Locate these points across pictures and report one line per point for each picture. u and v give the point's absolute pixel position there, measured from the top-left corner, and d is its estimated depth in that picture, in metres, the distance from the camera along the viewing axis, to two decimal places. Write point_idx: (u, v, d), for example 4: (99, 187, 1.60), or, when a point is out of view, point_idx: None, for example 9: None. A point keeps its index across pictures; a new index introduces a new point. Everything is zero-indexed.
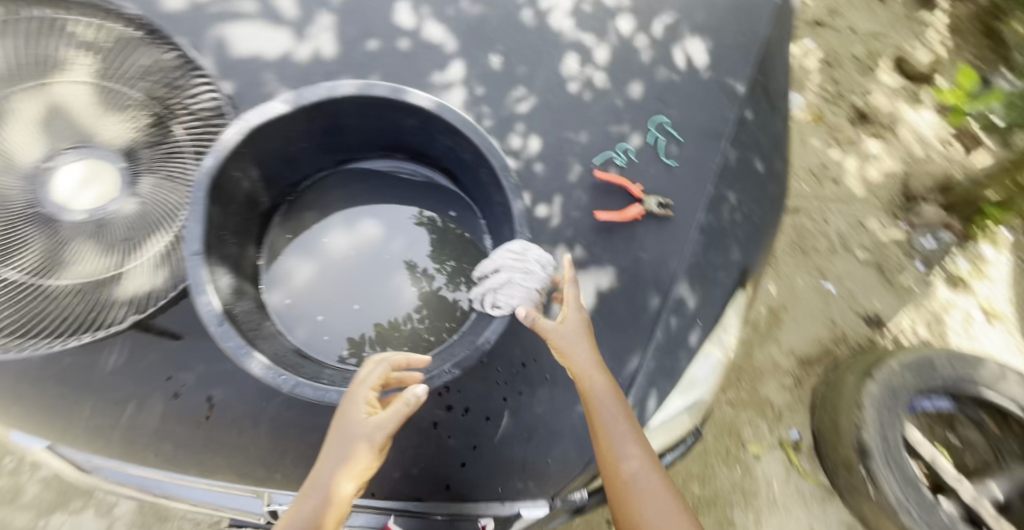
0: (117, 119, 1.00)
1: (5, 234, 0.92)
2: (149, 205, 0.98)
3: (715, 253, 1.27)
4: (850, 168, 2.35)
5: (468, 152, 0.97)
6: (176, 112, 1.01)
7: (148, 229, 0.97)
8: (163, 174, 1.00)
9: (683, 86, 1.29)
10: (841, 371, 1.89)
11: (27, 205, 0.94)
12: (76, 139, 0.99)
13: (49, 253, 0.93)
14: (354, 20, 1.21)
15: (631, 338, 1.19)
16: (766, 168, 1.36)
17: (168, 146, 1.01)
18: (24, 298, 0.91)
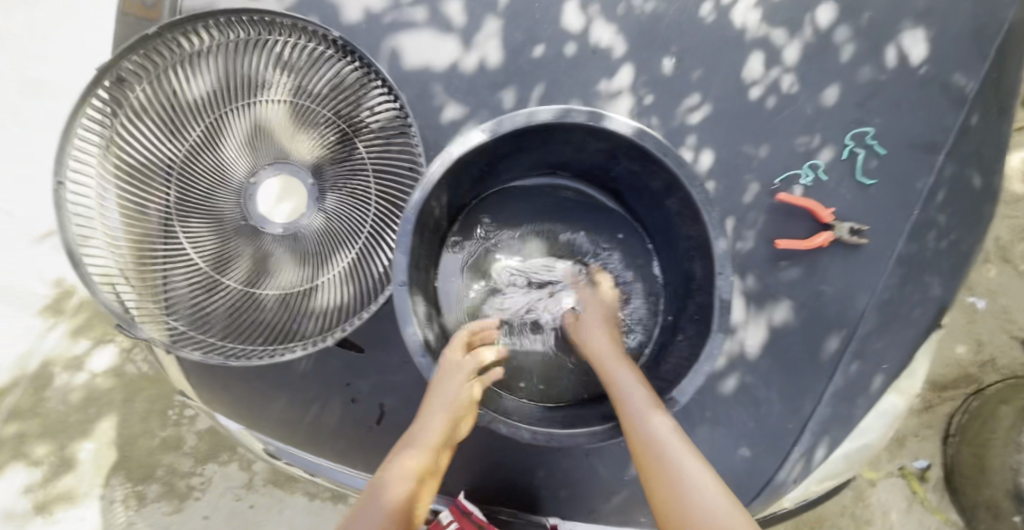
0: (308, 137, 1.01)
1: (222, 246, 1.00)
2: (335, 221, 1.01)
3: (911, 289, 1.10)
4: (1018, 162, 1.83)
5: (658, 180, 0.91)
6: (360, 129, 1.01)
7: (337, 245, 1.00)
8: (346, 192, 1.02)
9: (891, 91, 1.11)
10: (997, 402, 1.59)
11: (239, 217, 1.01)
12: (271, 155, 1.02)
13: (255, 264, 1.00)
14: (519, 21, 1.14)
15: (804, 381, 1.09)
16: (985, 185, 1.12)
17: (351, 163, 1.02)
18: (238, 307, 0.99)
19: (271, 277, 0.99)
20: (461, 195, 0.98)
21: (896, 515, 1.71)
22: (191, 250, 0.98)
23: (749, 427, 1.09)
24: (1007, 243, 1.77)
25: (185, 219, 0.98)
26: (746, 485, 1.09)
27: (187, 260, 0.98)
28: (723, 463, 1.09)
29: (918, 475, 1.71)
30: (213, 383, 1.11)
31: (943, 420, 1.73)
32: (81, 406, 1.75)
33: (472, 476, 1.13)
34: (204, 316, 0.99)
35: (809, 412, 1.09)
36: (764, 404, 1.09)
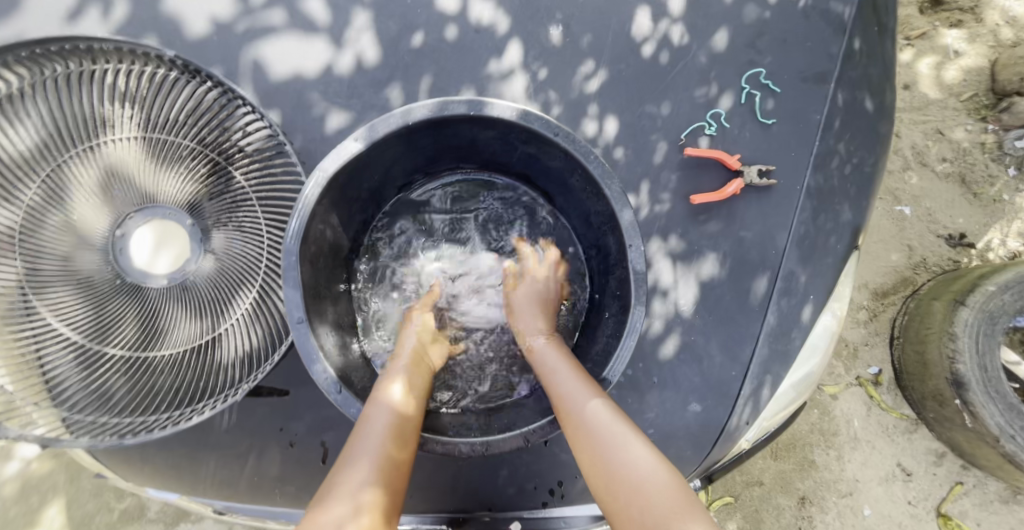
0: (173, 173, 0.91)
1: (101, 311, 0.89)
2: (226, 260, 0.92)
3: (824, 219, 1.12)
4: (925, 68, 1.90)
5: (556, 159, 0.86)
6: (231, 156, 0.92)
7: (233, 286, 0.92)
8: (233, 228, 0.93)
9: (779, 26, 1.11)
10: (924, 299, 1.68)
11: (113, 276, 0.90)
12: (133, 199, 0.91)
13: (143, 324, 0.91)
14: (390, 10, 1.05)
15: (742, 328, 1.10)
16: (878, 105, 1.14)
17: (231, 195, 0.92)
18: (136, 374, 0.90)
19: (164, 335, 0.91)
20: (356, 209, 0.91)
21: (858, 423, 1.79)
22: (59, 324, 0.87)
23: (696, 382, 1.09)
24: (922, 149, 1.85)
25: (42, 291, 0.86)
26: (704, 440, 1.08)
27: (59, 335, 0.87)
28: (677, 422, 1.08)
29: (873, 380, 1.80)
30: (132, 455, 1.02)
31: (888, 325, 1.80)
32: (19, 498, 1.65)
33: (441, 488, 1.10)
34: (98, 393, 0.89)
35: (750, 356, 1.09)
36: (708, 358, 1.09)
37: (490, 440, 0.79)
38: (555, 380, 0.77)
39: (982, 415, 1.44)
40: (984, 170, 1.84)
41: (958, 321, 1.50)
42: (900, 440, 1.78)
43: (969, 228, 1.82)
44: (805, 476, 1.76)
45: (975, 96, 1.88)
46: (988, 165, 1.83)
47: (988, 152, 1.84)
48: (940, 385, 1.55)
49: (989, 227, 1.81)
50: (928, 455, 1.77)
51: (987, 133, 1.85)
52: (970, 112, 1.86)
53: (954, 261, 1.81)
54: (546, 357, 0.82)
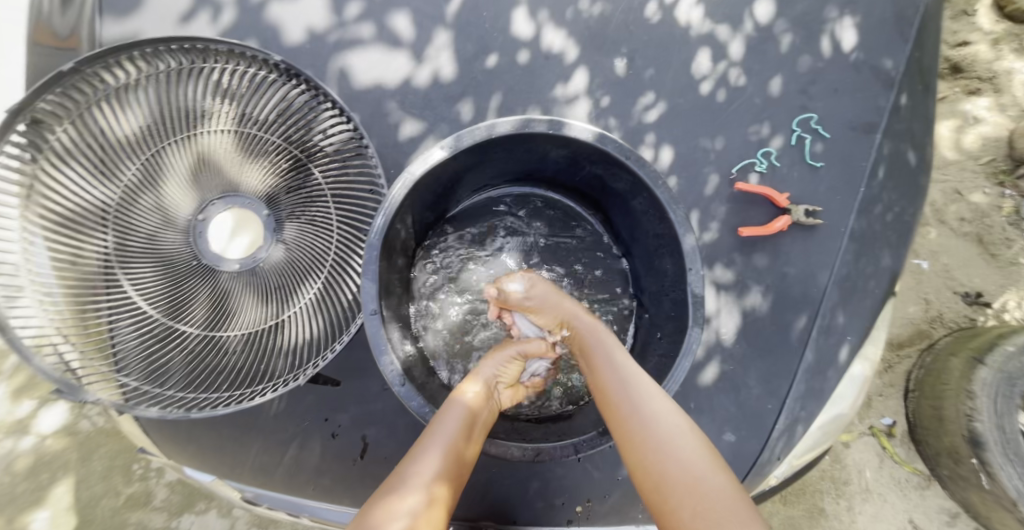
0: (257, 166, 0.96)
1: (175, 289, 0.93)
2: (295, 251, 0.95)
3: (865, 262, 1.15)
4: (945, 131, 1.96)
5: (622, 182, 0.91)
6: (313, 155, 0.97)
7: (300, 276, 0.95)
8: (305, 220, 0.96)
9: (830, 76, 1.17)
10: (943, 353, 1.69)
11: (190, 258, 0.94)
12: (220, 189, 0.96)
13: (213, 304, 0.94)
14: (469, 32, 1.12)
15: (779, 362, 1.12)
16: (919, 159, 1.19)
17: (308, 191, 0.97)
18: (200, 353, 0.93)
19: (232, 318, 0.93)
20: (427, 214, 0.96)
21: (870, 474, 1.77)
22: (138, 299, 0.92)
23: (731, 411, 1.11)
24: (941, 207, 1.90)
25: (128, 266, 0.91)
26: (734, 469, 1.09)
27: (135, 309, 0.92)
28: None
29: (886, 431, 1.80)
30: (183, 435, 1.05)
31: (903, 377, 1.82)
32: (28, 474, 1.65)
33: (471, 496, 1.11)
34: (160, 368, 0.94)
35: (785, 390, 1.11)
36: (744, 389, 1.11)
37: (543, 447, 0.80)
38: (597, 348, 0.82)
39: (999, 476, 1.43)
40: (1001, 231, 1.88)
41: (976, 380, 1.50)
42: (913, 495, 1.76)
43: (986, 288, 1.85)
44: (815, 523, 1.73)
45: (993, 161, 1.94)
46: (1006, 228, 1.88)
47: (1006, 216, 1.89)
48: (956, 442, 1.54)
49: (1007, 289, 1.84)
50: (941, 513, 1.75)
51: (1005, 197, 1.90)
52: (989, 178, 1.92)
53: (970, 319, 1.83)
54: (597, 338, 0.84)
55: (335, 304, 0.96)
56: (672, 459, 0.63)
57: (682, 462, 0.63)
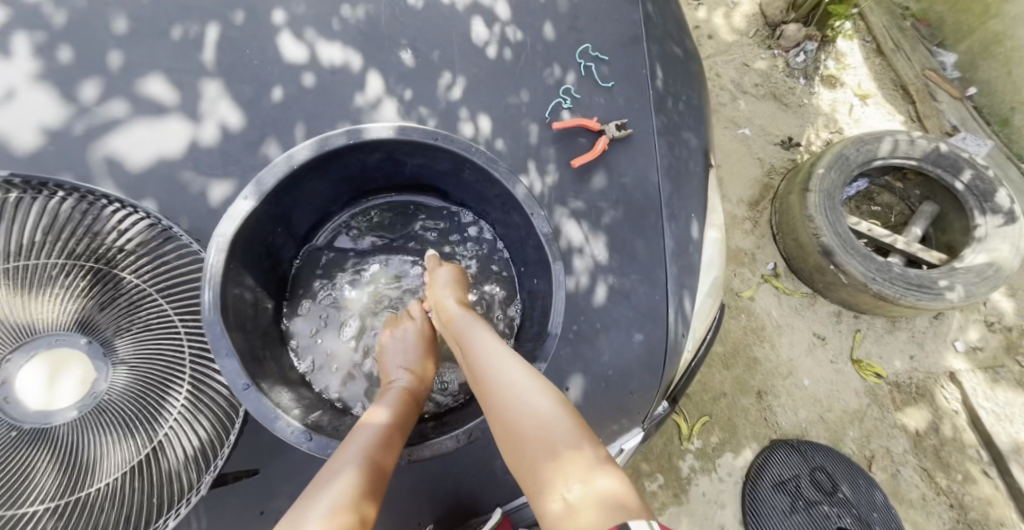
0: (50, 294, 0.82)
1: (0, 473, 0.75)
2: (142, 365, 0.83)
3: (679, 149, 1.31)
4: (718, 21, 2.32)
5: (444, 161, 0.93)
6: (114, 258, 0.86)
7: (160, 388, 0.84)
8: (138, 329, 0.85)
9: (589, 6, 1.30)
10: (787, 190, 1.98)
11: (4, 430, 0.76)
12: (12, 337, 0.79)
13: (56, 465, 0.77)
14: (241, 75, 1.06)
15: (651, 257, 1.24)
16: (683, 51, 1.39)
17: (128, 298, 0.86)
18: (69, 526, 0.77)
19: (91, 468, 0.79)
20: (267, 268, 0.91)
21: (776, 312, 2.02)
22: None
23: (632, 316, 1.21)
24: (738, 79, 2.24)
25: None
26: (655, 362, 1.20)
27: None
28: (628, 357, 1.19)
29: (773, 274, 2.06)
30: None
31: (769, 226, 2.10)
32: None
33: (442, 508, 1.09)
34: None
35: (665, 278, 1.24)
36: (634, 292, 1.22)
37: (472, 427, 0.83)
38: (465, 334, 0.84)
39: (851, 269, 1.75)
40: (784, 84, 2.25)
41: (811, 206, 1.81)
42: (809, 314, 2.03)
43: (791, 131, 2.20)
44: (754, 372, 1.92)
45: (759, 33, 2.32)
46: (786, 81, 2.25)
47: (783, 71, 2.26)
48: (817, 259, 1.83)
49: (804, 126, 2.20)
50: (831, 316, 2.04)
51: (776, 57, 2.28)
52: (760, 45, 2.30)
53: (790, 159, 2.16)
54: (465, 324, 0.86)
55: (209, 398, 0.87)
56: (529, 418, 0.67)
57: (538, 424, 0.66)
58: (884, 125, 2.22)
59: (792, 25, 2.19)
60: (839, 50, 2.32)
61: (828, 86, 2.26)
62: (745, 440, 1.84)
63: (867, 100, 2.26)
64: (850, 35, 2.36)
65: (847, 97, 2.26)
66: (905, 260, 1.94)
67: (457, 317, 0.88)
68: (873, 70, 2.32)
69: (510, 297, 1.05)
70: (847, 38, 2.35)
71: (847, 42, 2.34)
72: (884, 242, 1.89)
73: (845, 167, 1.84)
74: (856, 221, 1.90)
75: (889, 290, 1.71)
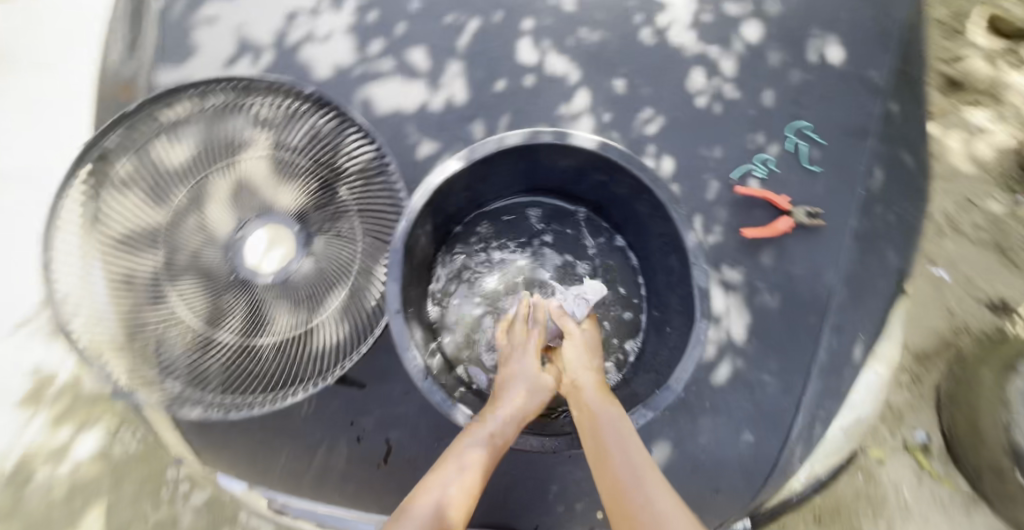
0: (291, 185, 1.06)
1: (216, 301, 1.01)
2: (325, 263, 1.04)
3: (871, 259, 1.18)
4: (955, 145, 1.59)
5: (625, 187, 0.97)
6: (340, 174, 1.06)
7: (328, 286, 1.03)
8: (333, 234, 1.06)
9: (821, 88, 1.24)
10: None
11: (229, 272, 1.03)
12: (258, 208, 1.06)
13: (248, 313, 1.01)
14: (479, 62, 1.23)
15: (795, 360, 1.12)
16: (918, 163, 1.23)
17: (335, 207, 1.07)
18: (236, 360, 0.99)
19: (267, 324, 1.00)
20: (444, 222, 1.03)
21: None
22: (183, 311, 0.99)
23: (749, 411, 1.10)
24: None
25: (178, 281, 0.99)
26: (756, 471, 1.09)
27: (179, 319, 0.98)
28: (729, 451, 1.09)
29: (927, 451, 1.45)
30: (220, 446, 1.11)
31: None
32: None
33: (488, 500, 1.11)
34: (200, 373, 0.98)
35: (802, 388, 1.11)
36: (761, 387, 1.11)
37: (559, 441, 0.83)
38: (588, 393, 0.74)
39: None
40: None
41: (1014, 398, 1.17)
42: None
43: None
44: None
45: None
46: None
47: None
48: None
49: None
50: None
51: None
52: None
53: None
54: (587, 384, 0.76)
55: (359, 309, 1.02)
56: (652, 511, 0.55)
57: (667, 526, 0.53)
58: None
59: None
60: None
61: None
62: None
63: None
64: None
65: None
66: None
67: (580, 373, 0.79)
68: None
69: (635, 333, 1.04)
70: None
71: None
72: None
73: None
74: None
75: None
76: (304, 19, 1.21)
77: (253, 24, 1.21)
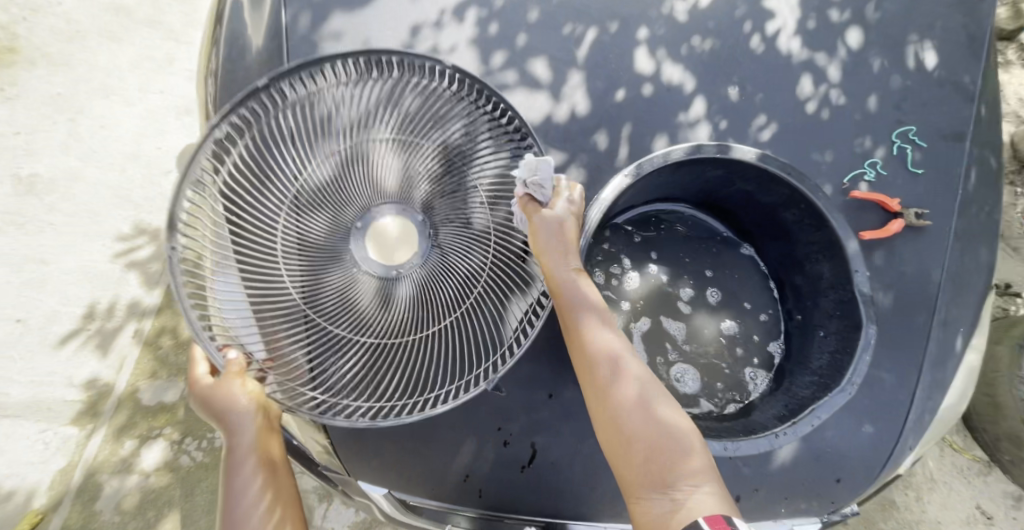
0: (417, 166, 0.79)
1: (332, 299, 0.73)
2: (460, 254, 0.79)
3: (968, 258, 1.25)
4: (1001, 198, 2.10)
5: (774, 197, 1.06)
6: (477, 158, 0.84)
7: (470, 276, 0.79)
8: (467, 224, 0.81)
9: (919, 92, 1.30)
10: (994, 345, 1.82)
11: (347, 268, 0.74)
12: (375, 193, 0.78)
13: (391, 307, 0.75)
14: (599, 71, 1.24)
15: (907, 354, 1.18)
16: (998, 164, 1.32)
17: (468, 194, 0.82)
18: (370, 371, 0.74)
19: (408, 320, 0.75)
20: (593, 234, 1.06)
21: (932, 464, 1.94)
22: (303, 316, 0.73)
23: (869, 405, 1.16)
24: None
25: (296, 277, 0.73)
26: (876, 462, 1.14)
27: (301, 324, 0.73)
28: (851, 442, 1.13)
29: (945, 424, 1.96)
30: (353, 445, 1.10)
31: None
32: (135, 514, 1.65)
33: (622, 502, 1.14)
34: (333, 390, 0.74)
35: (916, 381, 1.17)
36: (878, 380, 1.17)
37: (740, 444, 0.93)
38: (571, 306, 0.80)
39: None
40: None
41: None
42: (977, 483, 1.91)
43: (1015, 281, 2.04)
44: (889, 517, 1.87)
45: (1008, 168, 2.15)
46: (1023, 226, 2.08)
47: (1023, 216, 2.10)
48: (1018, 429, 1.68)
49: None
50: (1002, 496, 1.91)
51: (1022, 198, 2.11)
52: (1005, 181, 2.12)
53: (1003, 308, 2.01)
54: (565, 282, 0.80)
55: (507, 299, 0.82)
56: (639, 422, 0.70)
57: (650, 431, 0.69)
58: None
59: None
60: None
61: None
62: None
63: None
64: None
65: None
66: None
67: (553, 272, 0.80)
68: None
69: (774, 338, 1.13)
70: None
71: None
72: None
73: None
74: None
75: None
76: (429, 32, 1.20)
77: (379, 40, 1.18)
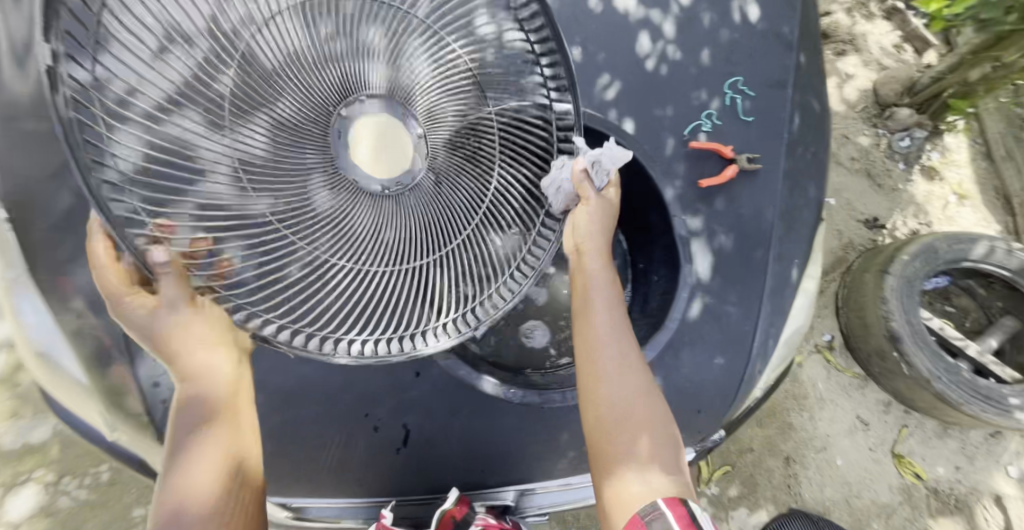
0: (414, 72, 0.69)
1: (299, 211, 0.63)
2: (449, 189, 0.72)
3: (797, 195, 1.36)
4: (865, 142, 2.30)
5: None
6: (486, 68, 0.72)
7: (458, 212, 0.72)
8: (460, 148, 0.72)
9: (746, 44, 1.38)
10: (859, 272, 2.02)
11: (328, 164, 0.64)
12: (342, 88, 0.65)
13: (373, 232, 0.66)
14: None
15: (748, 289, 1.29)
16: (820, 106, 1.44)
17: (472, 112, 0.72)
18: (331, 297, 0.67)
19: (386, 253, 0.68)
20: None
21: (821, 385, 2.12)
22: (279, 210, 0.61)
23: (719, 339, 1.26)
24: (837, 150, 2.28)
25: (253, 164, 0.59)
26: (729, 389, 1.25)
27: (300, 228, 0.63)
28: (705, 374, 1.25)
29: (827, 346, 2.16)
30: None
31: (832, 298, 2.18)
32: None
33: (504, 466, 1.15)
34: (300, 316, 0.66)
35: (759, 312, 1.28)
36: (725, 316, 1.27)
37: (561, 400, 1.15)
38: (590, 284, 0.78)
39: (917, 363, 1.76)
40: (883, 165, 2.29)
41: (886, 288, 1.84)
42: (856, 395, 2.13)
43: (879, 213, 2.24)
44: (786, 437, 2.05)
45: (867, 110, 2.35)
46: (884, 162, 2.28)
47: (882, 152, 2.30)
48: (880, 344, 1.88)
49: (893, 211, 2.24)
50: (879, 404, 2.13)
51: (880, 137, 2.31)
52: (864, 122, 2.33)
53: (870, 239, 2.21)
54: (591, 260, 0.79)
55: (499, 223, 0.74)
56: (628, 410, 0.71)
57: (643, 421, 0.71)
58: (974, 230, 2.24)
59: (904, 110, 2.21)
60: (945, 145, 2.33)
61: (928, 176, 2.29)
62: (763, 500, 1.98)
63: (965, 200, 2.29)
64: (955, 134, 2.35)
65: (944, 193, 2.29)
66: (971, 366, 1.93)
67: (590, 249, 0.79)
68: (975, 173, 2.33)
69: None
70: (953, 134, 2.35)
71: (955, 139, 2.35)
72: (953, 343, 1.90)
73: (933, 260, 1.84)
74: (929, 316, 1.91)
75: (948, 391, 1.71)
76: None
77: None
